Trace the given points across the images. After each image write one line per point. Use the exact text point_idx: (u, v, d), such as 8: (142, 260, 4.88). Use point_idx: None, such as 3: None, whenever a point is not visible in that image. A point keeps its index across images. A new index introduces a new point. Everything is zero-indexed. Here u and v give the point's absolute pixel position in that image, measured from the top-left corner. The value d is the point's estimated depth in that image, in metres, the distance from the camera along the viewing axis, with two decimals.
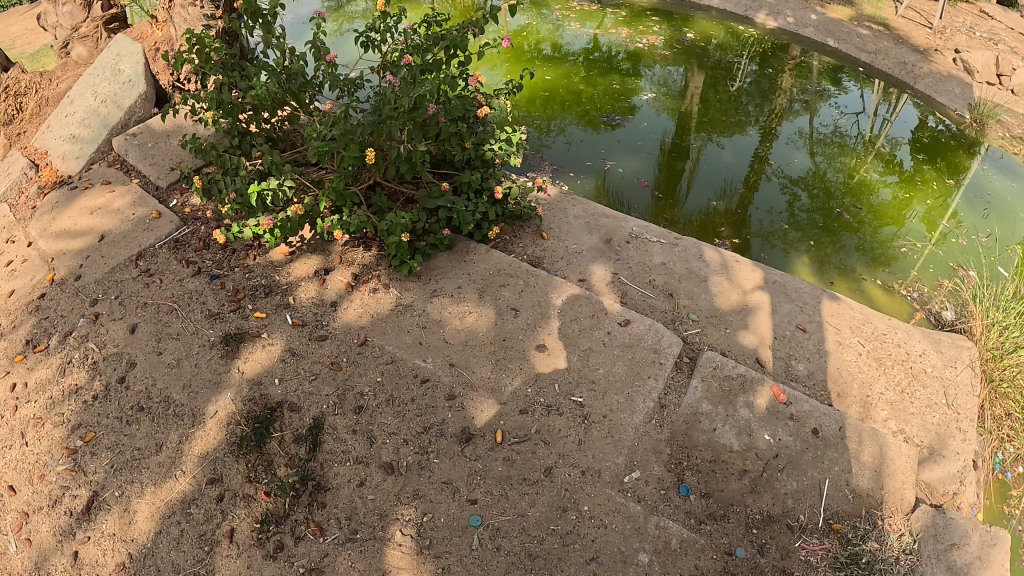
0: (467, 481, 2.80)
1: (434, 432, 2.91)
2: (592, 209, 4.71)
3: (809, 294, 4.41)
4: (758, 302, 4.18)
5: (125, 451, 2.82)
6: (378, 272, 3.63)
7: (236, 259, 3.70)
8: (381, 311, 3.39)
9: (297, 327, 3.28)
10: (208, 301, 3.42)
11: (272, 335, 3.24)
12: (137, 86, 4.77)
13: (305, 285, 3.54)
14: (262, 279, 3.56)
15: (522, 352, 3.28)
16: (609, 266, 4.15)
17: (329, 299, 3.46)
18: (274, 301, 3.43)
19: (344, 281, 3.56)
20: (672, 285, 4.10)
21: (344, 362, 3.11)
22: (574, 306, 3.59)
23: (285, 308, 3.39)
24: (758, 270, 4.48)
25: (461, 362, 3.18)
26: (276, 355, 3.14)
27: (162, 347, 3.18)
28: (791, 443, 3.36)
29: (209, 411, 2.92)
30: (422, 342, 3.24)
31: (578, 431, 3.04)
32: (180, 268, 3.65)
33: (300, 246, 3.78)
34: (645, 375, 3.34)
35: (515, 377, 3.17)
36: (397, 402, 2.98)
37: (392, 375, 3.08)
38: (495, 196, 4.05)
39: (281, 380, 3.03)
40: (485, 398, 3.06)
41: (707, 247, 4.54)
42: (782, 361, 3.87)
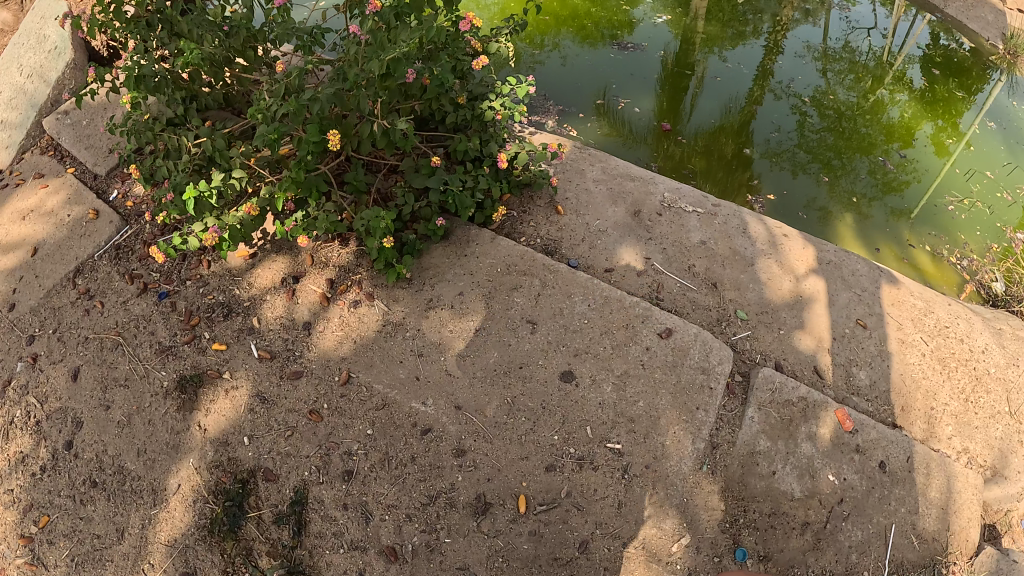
0: (487, 565, 2.36)
1: (441, 501, 2.43)
2: (612, 167, 3.99)
3: (867, 277, 3.86)
4: (814, 292, 3.59)
5: (84, 539, 2.62)
6: (358, 276, 3.12)
7: (187, 269, 3.20)
8: (365, 336, 2.85)
9: (264, 361, 2.83)
10: (158, 330, 2.98)
11: (235, 373, 2.80)
12: (63, 56, 4.02)
13: (274, 301, 3.05)
14: (219, 295, 3.09)
15: (546, 378, 2.67)
16: (637, 247, 3.48)
17: (302, 320, 2.97)
18: (236, 326, 2.97)
19: (317, 293, 3.06)
20: (715, 272, 3.47)
21: (324, 411, 2.65)
22: (603, 314, 2.86)
23: (249, 335, 2.94)
24: (809, 246, 3.89)
25: (471, 403, 2.60)
26: (242, 404, 2.72)
27: (110, 399, 2.82)
28: (857, 482, 2.85)
29: (171, 485, 2.61)
30: (419, 377, 2.67)
31: (615, 486, 2.49)
32: (123, 284, 3.18)
33: (263, 246, 3.27)
34: (684, 400, 2.69)
35: (537, 420, 2.57)
36: (394, 464, 2.50)
37: (387, 426, 2.58)
38: (499, 165, 3.28)
39: (252, 440, 2.63)
40: (503, 449, 2.51)
41: (749, 217, 3.90)
42: (843, 369, 3.34)
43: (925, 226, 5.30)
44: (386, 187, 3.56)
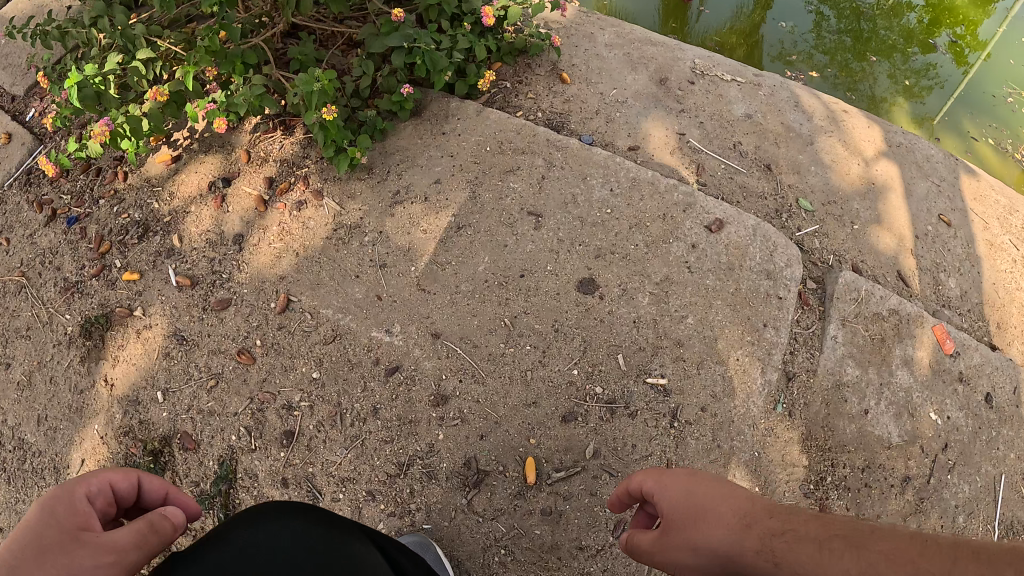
0: (481, 561, 1.65)
1: (417, 469, 1.71)
2: (628, 30, 3.11)
3: (943, 165, 3.08)
4: (887, 179, 2.82)
5: None
6: (304, 170, 2.35)
7: (102, 184, 2.42)
8: (312, 247, 2.05)
9: (183, 290, 2.12)
10: (64, 264, 2.26)
11: (149, 309, 2.10)
12: None
13: (200, 212, 2.30)
14: (136, 213, 2.33)
15: (557, 293, 1.86)
16: (665, 120, 2.67)
17: (232, 233, 2.23)
18: (155, 247, 2.24)
19: (253, 197, 2.30)
20: (766, 151, 2.68)
21: (258, 350, 1.94)
22: (631, 197, 2.04)
23: (167, 259, 2.20)
24: (874, 126, 3.10)
25: (453, 329, 1.83)
26: (157, 347, 2.02)
27: (9, 354, 2.13)
28: (962, 423, 2.15)
29: (74, 462, 1.95)
30: (381, 298, 1.90)
31: (659, 437, 1.73)
32: (32, 215, 2.41)
33: (189, 146, 2.46)
34: (745, 317, 1.93)
35: (552, 348, 1.79)
36: (348, 421, 1.78)
37: (339, 366, 1.84)
38: (486, 24, 2.47)
39: (168, 396, 1.94)
40: (500, 391, 1.76)
41: (798, 89, 3.10)
42: (929, 275, 2.61)
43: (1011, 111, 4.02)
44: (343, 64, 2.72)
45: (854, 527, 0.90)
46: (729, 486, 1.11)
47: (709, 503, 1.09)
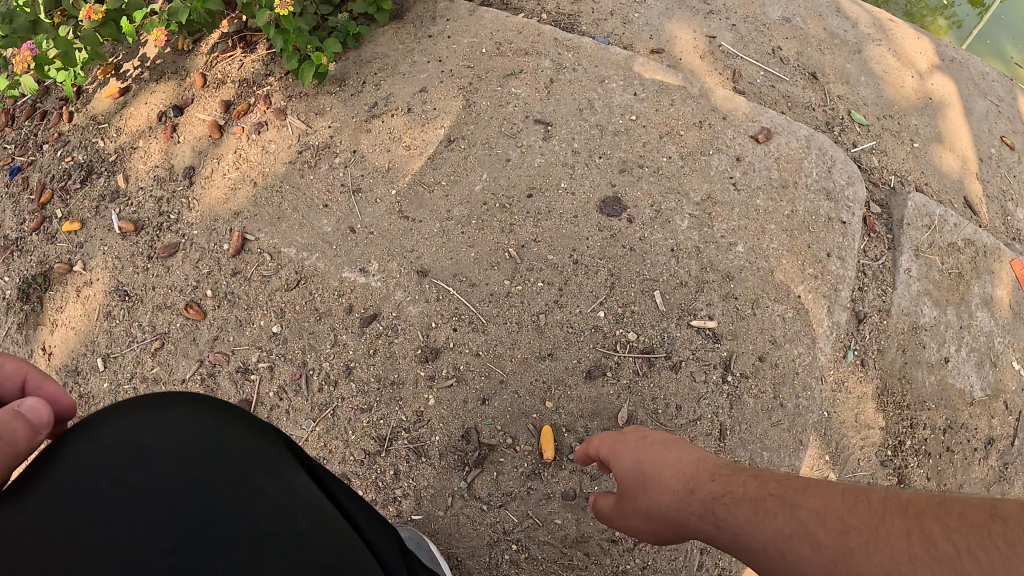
0: (488, 559, 1.30)
1: (403, 445, 1.35)
2: None
3: (1001, 82, 2.68)
4: (944, 94, 2.40)
5: None
6: (271, 85, 1.87)
7: (46, 127, 1.92)
8: (268, 173, 1.66)
9: (128, 239, 1.69)
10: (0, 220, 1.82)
11: (90, 263, 1.68)
12: None
13: (149, 146, 1.82)
14: (81, 156, 1.85)
15: (574, 214, 1.45)
16: (692, 22, 2.27)
17: (183, 167, 1.77)
18: (99, 190, 1.78)
19: (208, 123, 1.82)
20: (811, 58, 2.28)
21: (208, 302, 1.55)
22: (660, 103, 1.64)
23: (111, 202, 1.75)
24: (925, 36, 2.68)
25: (445, 264, 1.44)
26: (99, 305, 1.63)
27: None
28: None
29: None
30: (350, 225, 1.52)
31: (710, 396, 1.36)
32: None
33: (139, 74, 1.94)
34: (805, 246, 1.57)
35: (573, 283, 1.40)
36: (315, 386, 1.42)
37: (305, 316, 1.47)
38: None
39: (109, 363, 1.57)
40: (506, 340, 1.37)
41: None
42: (997, 204, 2.23)
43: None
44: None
45: (787, 482, 0.79)
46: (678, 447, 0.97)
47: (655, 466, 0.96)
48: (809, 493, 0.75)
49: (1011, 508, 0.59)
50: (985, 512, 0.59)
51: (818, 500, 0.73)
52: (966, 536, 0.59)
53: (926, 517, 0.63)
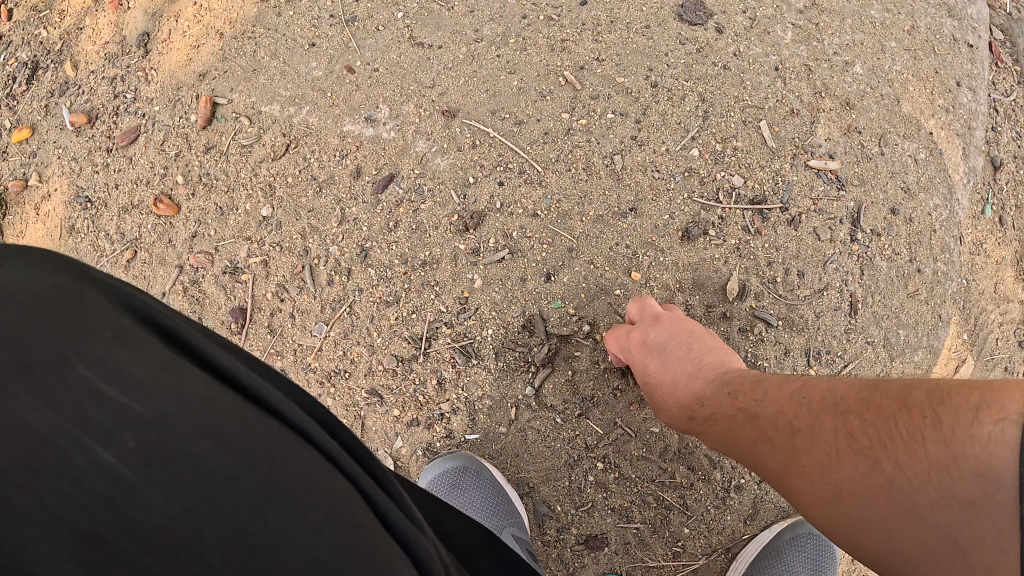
0: (568, 484, 1.05)
1: (445, 346, 1.06)
2: None
3: None
4: None
5: None
6: None
7: None
8: (231, 11, 1.28)
9: (81, 135, 1.30)
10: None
11: (45, 173, 1.31)
12: None
13: (97, 22, 1.34)
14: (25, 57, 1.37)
15: (645, 23, 1.11)
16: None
17: (135, 37, 1.32)
18: (48, 86, 1.34)
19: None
20: None
21: (182, 192, 1.22)
22: None
23: (60, 95, 1.33)
24: None
25: (480, 100, 1.11)
26: (56, 219, 1.29)
27: None
28: None
29: None
30: (347, 57, 1.17)
31: (838, 257, 1.08)
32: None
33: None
34: (932, 70, 1.26)
35: (655, 113, 1.08)
36: (323, 278, 1.10)
37: (300, 188, 1.14)
38: None
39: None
40: (574, 194, 1.07)
41: None
42: None
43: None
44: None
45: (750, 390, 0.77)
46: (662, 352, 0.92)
47: (652, 381, 0.93)
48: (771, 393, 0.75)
49: (919, 394, 0.57)
50: (898, 401, 0.59)
51: (773, 406, 0.73)
52: (879, 429, 0.59)
53: (849, 411, 0.63)
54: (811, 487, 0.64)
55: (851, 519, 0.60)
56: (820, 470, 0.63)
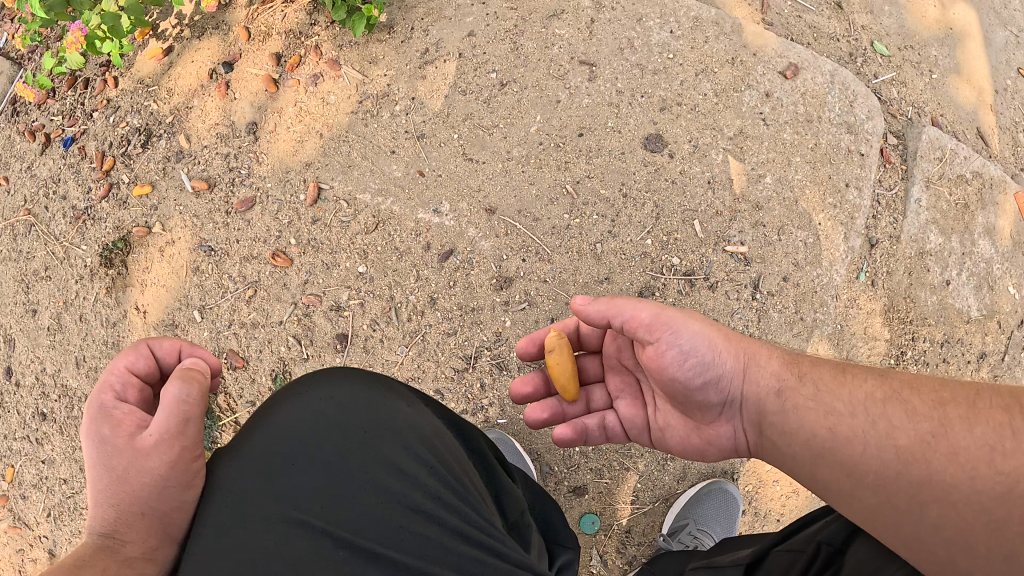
0: (563, 454, 1.58)
1: (486, 361, 1.63)
2: None
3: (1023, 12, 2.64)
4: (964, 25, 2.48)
5: (54, 487, 1.94)
6: (317, 35, 1.88)
7: (92, 95, 1.99)
8: (333, 124, 1.81)
9: (202, 196, 1.85)
10: (69, 191, 1.95)
11: (169, 223, 1.86)
12: None
13: (204, 104, 1.90)
14: (133, 116, 1.94)
15: (622, 150, 1.68)
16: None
17: (244, 123, 1.87)
18: (163, 151, 1.90)
19: (262, 77, 1.88)
20: None
21: (293, 250, 1.75)
22: (694, 45, 1.78)
23: (177, 162, 1.88)
24: None
25: (509, 201, 1.67)
26: (184, 262, 1.83)
27: (35, 300, 1.95)
28: None
29: None
30: (418, 166, 1.72)
31: (741, 310, 1.64)
32: (25, 143, 2.02)
33: (181, 34, 1.96)
34: (827, 176, 1.79)
35: (624, 216, 1.65)
36: (404, 316, 1.66)
37: (386, 256, 1.68)
38: None
39: (205, 314, 1.80)
40: (570, 267, 1.63)
41: None
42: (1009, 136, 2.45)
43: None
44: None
45: (894, 381, 1.10)
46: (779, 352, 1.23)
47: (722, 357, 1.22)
48: (847, 383, 1.13)
49: None
50: None
51: (926, 392, 1.06)
52: None
53: (1004, 402, 0.99)
54: (967, 462, 0.96)
55: (984, 523, 0.93)
56: (976, 445, 0.96)
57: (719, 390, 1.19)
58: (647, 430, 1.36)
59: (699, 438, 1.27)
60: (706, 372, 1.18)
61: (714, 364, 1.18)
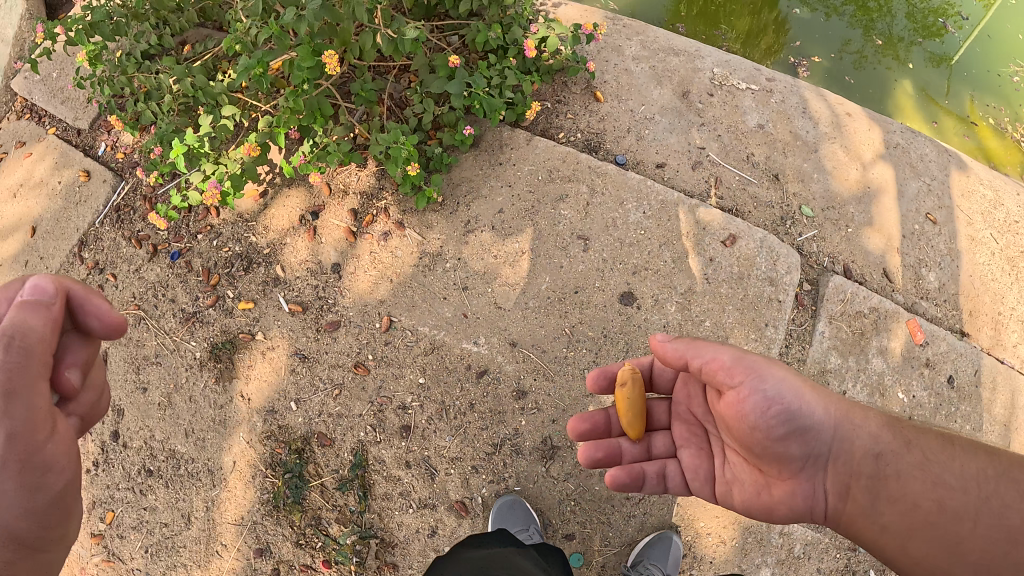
0: (559, 510, 2.37)
1: (506, 448, 2.39)
2: (654, 37, 3.02)
3: (936, 163, 2.91)
4: (881, 182, 2.78)
5: (153, 530, 2.51)
6: (385, 202, 2.63)
7: (197, 219, 2.72)
8: (401, 274, 2.55)
9: (297, 315, 2.55)
10: (178, 296, 2.65)
11: (269, 333, 2.54)
12: (15, 6, 3.36)
13: (296, 243, 2.63)
14: (235, 245, 2.66)
15: (604, 304, 2.47)
16: (689, 135, 2.76)
17: (330, 263, 2.59)
18: (261, 279, 2.60)
19: (344, 230, 2.61)
20: (776, 161, 2.74)
21: (370, 362, 2.47)
22: (657, 224, 2.55)
23: (275, 287, 2.59)
24: (874, 127, 2.93)
25: (526, 337, 2.45)
26: (283, 365, 2.51)
27: (144, 380, 2.60)
28: (926, 401, 2.54)
29: (227, 464, 2.48)
30: (466, 313, 2.49)
31: None
32: (133, 250, 2.77)
33: (273, 180, 2.70)
34: (753, 318, 2.49)
35: (603, 352, 2.44)
36: (452, 414, 2.41)
37: (440, 371, 2.44)
38: (528, 53, 2.14)
39: (299, 404, 2.48)
40: (566, 386, 2.41)
41: (809, 89, 2.99)
42: (911, 272, 2.67)
43: (987, 90, 3.66)
44: (399, 92, 2.45)
45: (1004, 471, 1.56)
46: (901, 436, 1.71)
47: (826, 425, 1.71)
48: (954, 463, 1.60)
49: None
50: None
51: None
52: None
53: None
54: None
55: None
56: None
57: (804, 441, 1.70)
58: (715, 483, 1.96)
59: (779, 488, 1.79)
60: (792, 425, 1.68)
61: (799, 417, 1.68)
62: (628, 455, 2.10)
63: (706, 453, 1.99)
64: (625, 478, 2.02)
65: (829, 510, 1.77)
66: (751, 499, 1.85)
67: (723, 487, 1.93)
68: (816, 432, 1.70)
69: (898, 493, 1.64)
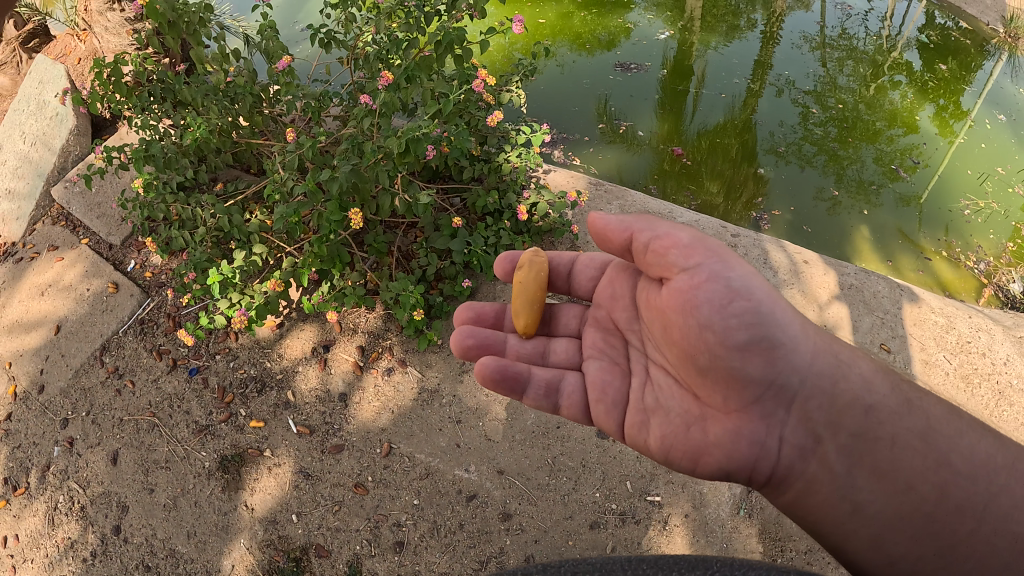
0: None
1: (492, 561, 2.49)
2: (632, 203, 3.48)
3: (890, 299, 3.23)
4: (836, 320, 3.05)
5: None
6: (389, 342, 3.01)
7: (217, 341, 3.02)
8: (402, 405, 2.85)
9: (304, 437, 2.77)
10: (193, 409, 2.86)
11: (277, 451, 2.74)
12: (66, 121, 3.69)
13: (307, 372, 2.93)
14: (251, 368, 2.94)
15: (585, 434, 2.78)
16: None
17: (337, 391, 2.88)
18: (272, 400, 2.86)
19: (351, 363, 2.94)
20: None
21: (370, 483, 2.66)
22: None
23: (285, 410, 2.84)
24: (828, 271, 3.30)
25: (512, 467, 2.71)
26: (288, 481, 2.67)
27: (152, 482, 2.71)
28: None
29: (226, 567, 2.53)
30: (460, 444, 2.76)
31: (653, 535, 2.55)
32: (153, 361, 3.00)
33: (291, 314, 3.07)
34: None
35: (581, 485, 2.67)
36: (443, 533, 2.55)
37: (434, 495, 2.63)
38: (521, 216, 2.48)
39: (301, 516, 2.60)
40: (550, 513, 2.60)
41: (770, 244, 3.40)
42: None
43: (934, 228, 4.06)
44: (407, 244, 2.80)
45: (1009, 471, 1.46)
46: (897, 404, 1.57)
47: (804, 358, 1.55)
48: (955, 446, 1.49)
49: None
50: None
51: None
52: None
53: None
54: None
55: None
56: None
57: (767, 354, 1.53)
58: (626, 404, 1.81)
59: (721, 417, 1.58)
60: (756, 327, 1.52)
61: (761, 322, 1.53)
62: (513, 350, 2.09)
63: (618, 370, 1.90)
64: (495, 370, 1.85)
65: (781, 461, 1.55)
66: (675, 434, 1.65)
67: (637, 416, 1.76)
68: (781, 349, 1.54)
69: (886, 465, 1.48)
